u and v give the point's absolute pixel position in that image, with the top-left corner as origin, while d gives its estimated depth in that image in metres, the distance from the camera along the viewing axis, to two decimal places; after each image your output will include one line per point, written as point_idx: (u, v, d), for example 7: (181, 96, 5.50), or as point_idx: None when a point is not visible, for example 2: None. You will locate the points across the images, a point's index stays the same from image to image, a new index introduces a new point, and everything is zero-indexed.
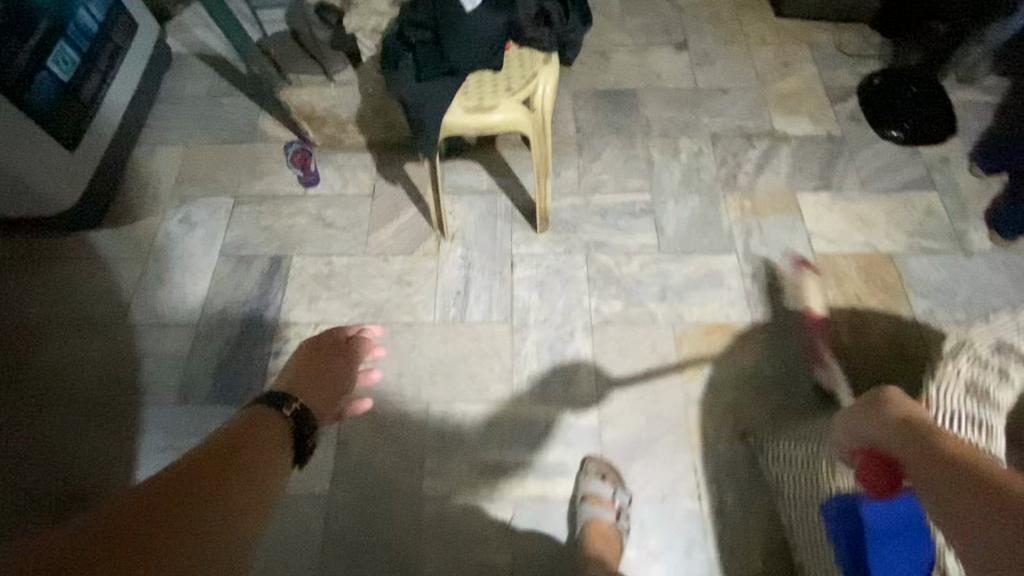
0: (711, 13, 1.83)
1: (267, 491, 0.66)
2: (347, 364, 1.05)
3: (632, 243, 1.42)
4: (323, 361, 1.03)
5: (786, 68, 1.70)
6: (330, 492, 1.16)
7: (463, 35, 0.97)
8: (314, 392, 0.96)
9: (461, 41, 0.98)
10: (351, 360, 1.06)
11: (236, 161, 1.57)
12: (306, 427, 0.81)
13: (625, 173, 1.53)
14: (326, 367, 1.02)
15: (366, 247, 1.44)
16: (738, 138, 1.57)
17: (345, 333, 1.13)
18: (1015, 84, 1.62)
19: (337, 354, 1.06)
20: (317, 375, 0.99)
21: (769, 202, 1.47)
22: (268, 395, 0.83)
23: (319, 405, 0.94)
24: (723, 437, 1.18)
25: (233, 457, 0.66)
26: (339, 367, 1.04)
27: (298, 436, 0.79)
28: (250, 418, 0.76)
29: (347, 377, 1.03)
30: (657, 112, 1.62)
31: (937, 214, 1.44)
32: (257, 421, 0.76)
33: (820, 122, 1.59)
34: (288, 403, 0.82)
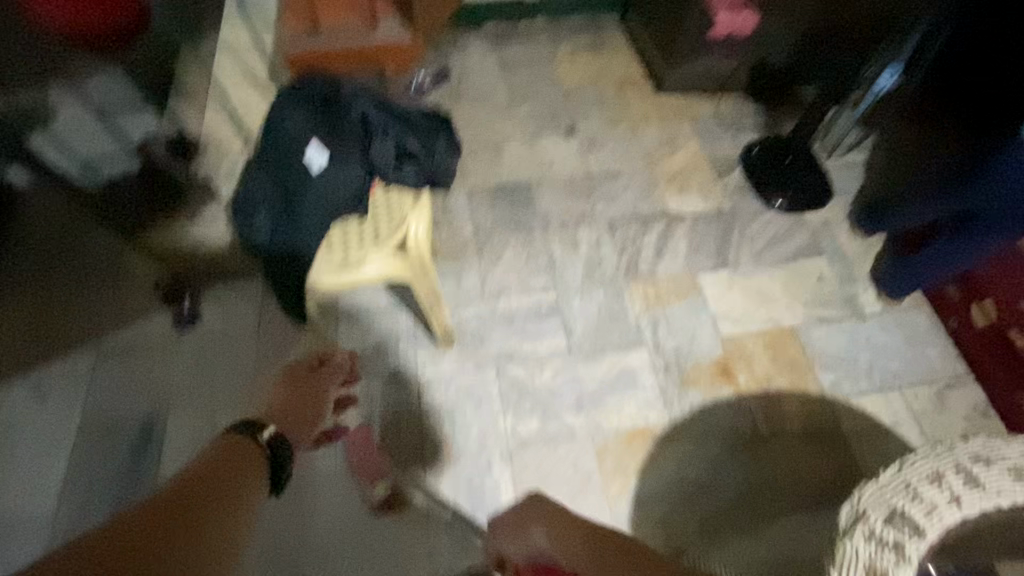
0: (596, 94, 1.86)
1: (247, 520, 0.66)
2: (326, 386, 1.10)
3: (541, 349, 1.37)
4: (305, 385, 1.08)
5: (671, 145, 1.74)
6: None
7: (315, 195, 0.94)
8: (296, 421, 1.01)
9: (311, 203, 0.96)
10: (327, 380, 1.11)
11: (97, 308, 1.39)
12: (282, 451, 0.83)
13: (528, 272, 1.49)
14: (304, 394, 1.06)
15: (254, 393, 1.30)
16: (634, 223, 1.58)
17: (318, 359, 1.16)
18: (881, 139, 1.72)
19: (316, 377, 1.10)
20: (299, 399, 1.05)
21: (672, 287, 1.47)
22: (238, 425, 0.83)
23: (302, 429, 1.02)
24: None
25: (207, 499, 0.63)
26: (319, 390, 1.08)
27: (276, 461, 0.82)
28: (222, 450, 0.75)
29: (324, 398, 1.08)
30: (553, 204, 1.61)
31: (828, 280, 1.49)
32: (235, 453, 0.76)
33: (709, 197, 1.63)
34: (263, 430, 0.82)
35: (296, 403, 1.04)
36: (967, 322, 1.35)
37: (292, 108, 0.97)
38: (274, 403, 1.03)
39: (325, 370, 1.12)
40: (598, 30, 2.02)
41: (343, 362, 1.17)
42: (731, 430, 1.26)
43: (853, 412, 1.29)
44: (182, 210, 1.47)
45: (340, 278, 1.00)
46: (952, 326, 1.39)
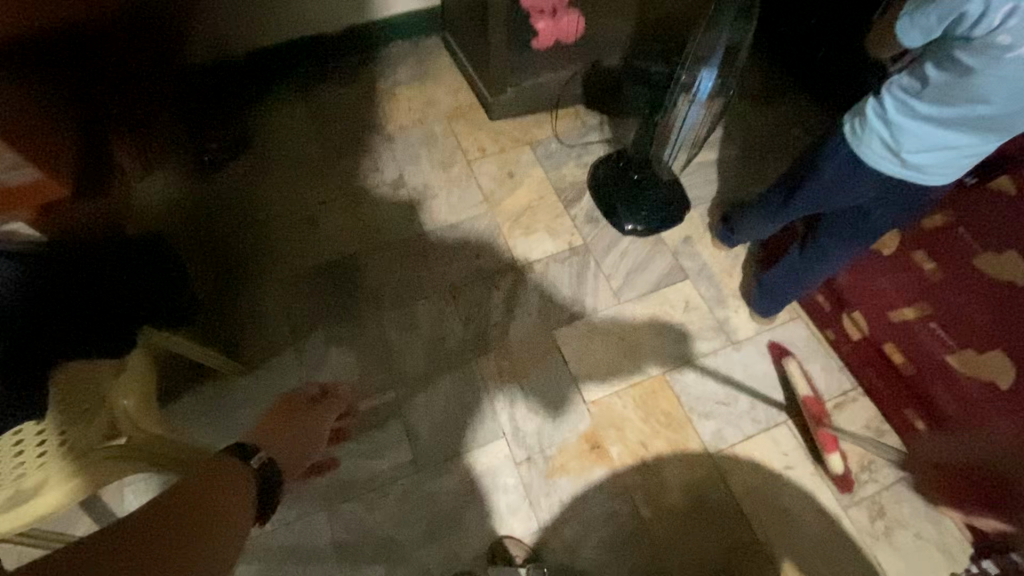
0: (424, 133, 1.63)
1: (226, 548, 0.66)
2: (320, 422, 1.04)
3: (382, 469, 1.14)
4: (294, 414, 1.03)
5: (511, 179, 1.55)
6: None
7: None
8: (289, 447, 0.98)
9: None
10: (327, 415, 1.05)
11: None
12: (273, 476, 0.85)
13: (360, 371, 1.25)
14: (302, 423, 1.01)
15: None
16: (478, 281, 1.37)
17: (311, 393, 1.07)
18: (737, 130, 1.55)
19: (314, 411, 1.04)
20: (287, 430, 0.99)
21: (527, 354, 1.27)
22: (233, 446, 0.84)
23: (290, 453, 0.97)
24: None
25: (198, 506, 0.66)
26: (317, 420, 1.03)
27: (264, 490, 0.83)
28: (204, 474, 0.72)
29: (320, 431, 1.03)
30: (383, 279, 1.38)
31: (697, 307, 1.33)
32: (219, 475, 0.73)
33: (559, 235, 1.44)
34: (256, 455, 0.84)
35: (286, 436, 0.98)
36: (843, 332, 1.22)
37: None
38: (268, 430, 0.98)
39: (320, 406, 1.05)
40: (419, 56, 1.78)
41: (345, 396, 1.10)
42: (608, 519, 1.10)
43: (738, 462, 1.16)
44: None
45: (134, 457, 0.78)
46: (831, 337, 1.26)
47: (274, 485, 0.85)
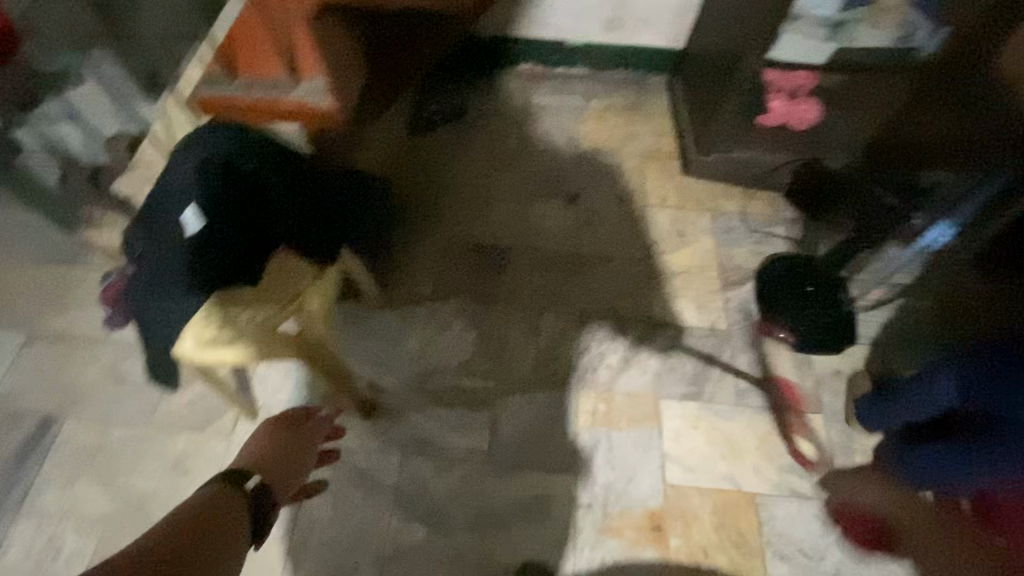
0: (616, 162, 1.67)
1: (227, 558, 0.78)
2: (312, 441, 1.06)
3: (457, 447, 1.22)
4: (287, 432, 1.05)
5: (681, 237, 1.53)
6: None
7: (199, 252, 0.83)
8: (284, 469, 0.98)
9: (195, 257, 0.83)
10: (314, 438, 1.07)
11: (43, 290, 1.38)
12: (265, 501, 0.91)
13: (473, 353, 1.33)
14: (288, 445, 1.03)
15: (150, 417, 1.23)
16: (609, 320, 1.39)
17: (306, 411, 1.11)
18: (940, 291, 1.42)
19: (302, 434, 1.05)
20: (282, 453, 1.01)
21: (627, 409, 1.27)
22: (233, 470, 0.92)
23: (282, 476, 0.98)
24: None
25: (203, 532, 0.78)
26: (305, 444, 1.05)
27: (258, 509, 0.89)
28: (213, 496, 0.85)
29: (310, 452, 1.05)
30: (525, 279, 1.44)
31: (819, 446, 1.24)
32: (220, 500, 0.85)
33: (704, 310, 1.41)
34: (250, 479, 0.92)
35: (277, 462, 0.99)
36: None
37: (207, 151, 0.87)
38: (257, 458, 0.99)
39: (312, 424, 1.07)
40: (640, 91, 1.83)
41: (330, 414, 1.13)
42: None
43: None
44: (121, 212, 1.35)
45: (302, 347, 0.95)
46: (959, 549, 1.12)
47: (264, 506, 0.90)
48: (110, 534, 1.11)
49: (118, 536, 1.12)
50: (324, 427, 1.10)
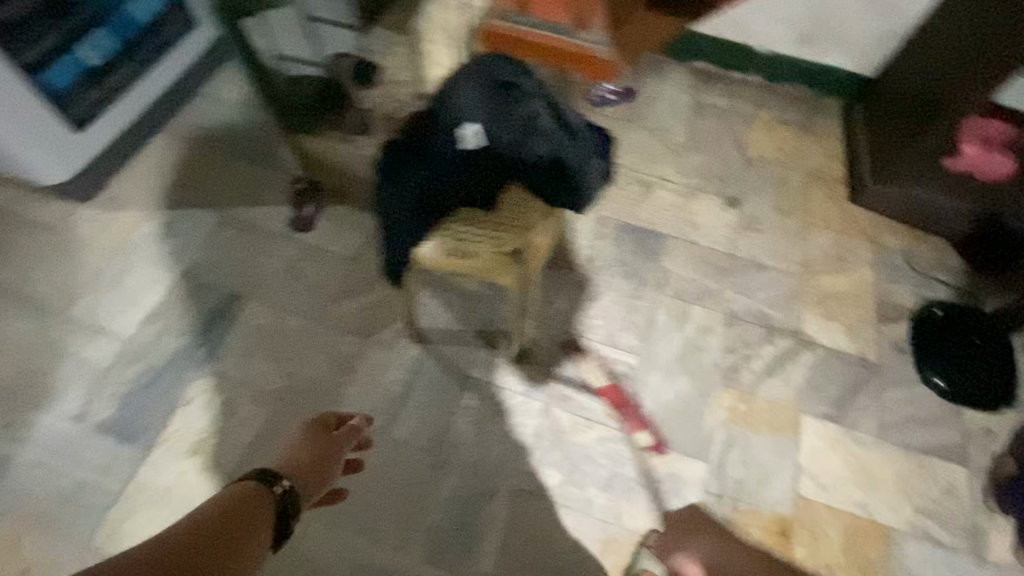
0: (781, 174, 1.66)
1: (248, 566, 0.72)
2: (341, 449, 0.99)
3: (597, 410, 1.25)
4: (322, 437, 0.98)
5: (839, 263, 1.51)
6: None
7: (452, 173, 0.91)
8: (312, 478, 0.93)
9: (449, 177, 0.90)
10: (343, 446, 1.00)
11: (242, 182, 1.52)
12: (291, 505, 0.84)
13: (620, 326, 1.36)
14: (315, 455, 0.95)
15: (323, 316, 1.34)
16: (757, 326, 1.38)
17: (337, 416, 1.04)
18: None
19: (331, 440, 0.98)
20: (313, 456, 0.95)
21: (766, 415, 1.27)
22: (258, 471, 0.85)
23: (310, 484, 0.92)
24: None
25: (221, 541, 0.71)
26: (334, 450, 0.98)
27: (282, 514, 0.82)
28: (235, 495, 0.79)
29: (338, 458, 0.98)
30: (679, 268, 1.45)
31: (957, 497, 1.22)
32: (239, 500, 0.78)
33: (855, 339, 1.40)
34: (278, 482, 0.85)
35: (306, 461, 0.94)
36: None
37: (470, 77, 0.91)
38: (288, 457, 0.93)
39: (342, 433, 1.00)
40: (813, 110, 1.80)
41: (365, 422, 1.05)
42: None
43: None
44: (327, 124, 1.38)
45: (518, 275, 1.04)
46: None
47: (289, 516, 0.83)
48: (281, 409, 1.22)
49: (285, 413, 1.22)
50: (357, 436, 1.03)
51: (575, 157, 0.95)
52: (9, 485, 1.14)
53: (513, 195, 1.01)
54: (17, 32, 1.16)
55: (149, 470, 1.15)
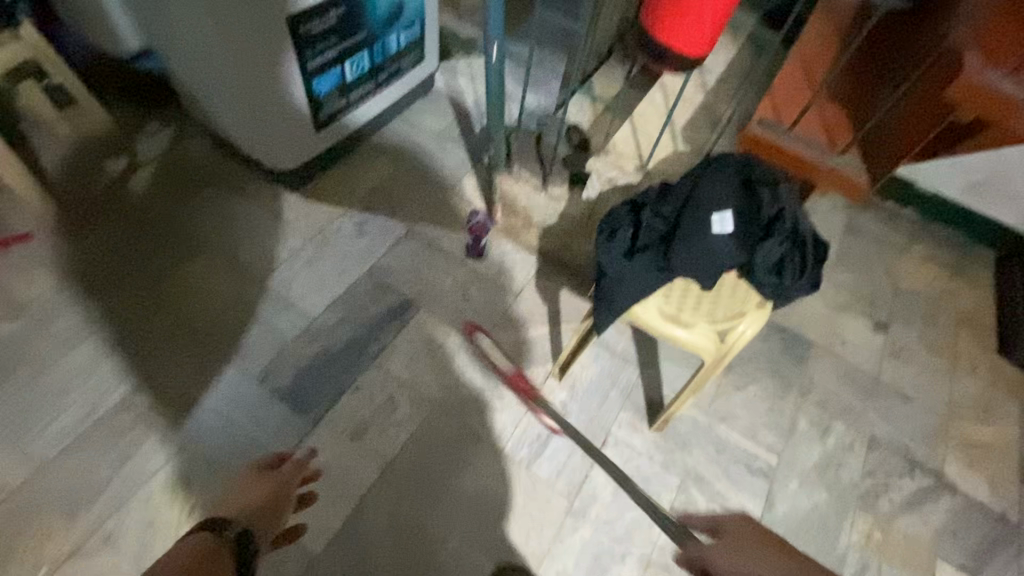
0: (929, 311, 1.68)
1: None
2: (292, 482, 1.03)
3: (732, 500, 1.27)
4: (260, 478, 1.03)
5: (986, 413, 1.50)
6: None
7: (693, 249, 0.95)
8: (263, 515, 0.94)
9: (689, 254, 0.96)
10: (291, 481, 1.04)
11: (429, 202, 1.67)
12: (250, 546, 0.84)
13: (761, 422, 1.38)
14: (270, 492, 0.99)
15: (484, 340, 1.42)
16: (899, 457, 1.38)
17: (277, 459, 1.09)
18: None
19: (278, 477, 1.03)
20: (255, 500, 0.96)
21: (900, 551, 1.26)
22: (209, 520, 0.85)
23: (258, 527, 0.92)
24: None
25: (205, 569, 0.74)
26: (284, 491, 1.01)
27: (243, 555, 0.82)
28: (197, 544, 0.78)
29: (290, 487, 1.02)
30: (823, 379, 1.48)
31: None
32: (199, 553, 0.76)
33: (999, 495, 1.36)
34: (231, 526, 0.85)
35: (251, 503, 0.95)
36: None
37: (724, 172, 0.99)
38: (242, 500, 0.95)
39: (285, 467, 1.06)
40: (965, 255, 1.82)
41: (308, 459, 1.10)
42: None
43: None
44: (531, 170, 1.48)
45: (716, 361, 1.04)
46: None
47: (250, 556, 0.83)
48: (436, 418, 1.28)
49: (437, 423, 1.28)
50: (298, 471, 1.06)
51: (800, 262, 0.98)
52: (189, 426, 1.23)
53: (731, 282, 1.04)
54: (311, 42, 1.32)
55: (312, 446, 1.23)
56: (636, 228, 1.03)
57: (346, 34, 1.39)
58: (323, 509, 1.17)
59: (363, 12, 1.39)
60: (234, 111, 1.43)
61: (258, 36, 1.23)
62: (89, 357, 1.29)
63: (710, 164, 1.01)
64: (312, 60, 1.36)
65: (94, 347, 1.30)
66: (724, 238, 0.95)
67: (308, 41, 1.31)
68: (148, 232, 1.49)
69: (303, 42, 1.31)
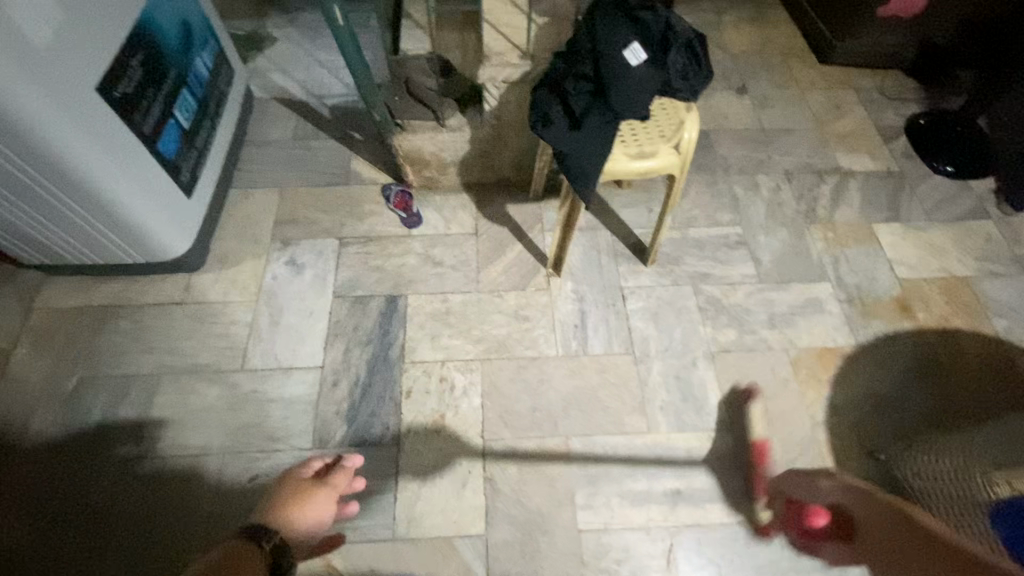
0: (764, 60, 1.98)
1: None
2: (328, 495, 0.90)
3: (734, 274, 1.49)
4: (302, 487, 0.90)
5: (839, 110, 1.86)
6: (502, 548, 1.14)
7: (625, 86, 1.05)
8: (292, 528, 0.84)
9: (625, 94, 1.05)
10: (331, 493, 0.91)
11: (338, 204, 1.59)
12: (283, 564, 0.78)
13: (714, 208, 1.60)
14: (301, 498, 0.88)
15: (479, 284, 1.46)
16: (810, 174, 1.69)
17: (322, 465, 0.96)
18: None
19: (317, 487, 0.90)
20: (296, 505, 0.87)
21: (850, 233, 1.58)
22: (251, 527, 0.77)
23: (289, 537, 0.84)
24: (855, 445, 1.26)
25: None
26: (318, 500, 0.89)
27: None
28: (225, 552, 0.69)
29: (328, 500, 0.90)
30: (731, 151, 1.73)
31: (997, 241, 1.58)
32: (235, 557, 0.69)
33: (879, 159, 1.74)
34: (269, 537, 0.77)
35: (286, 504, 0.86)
36: None
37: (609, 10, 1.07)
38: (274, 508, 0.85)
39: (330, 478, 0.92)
40: (759, 4, 2.14)
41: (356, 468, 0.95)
42: (917, 357, 1.36)
43: None
44: (418, 118, 1.47)
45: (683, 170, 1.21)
46: None
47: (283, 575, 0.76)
48: (489, 367, 1.33)
49: (493, 371, 1.33)
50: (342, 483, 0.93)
51: (700, 54, 1.13)
52: None
53: (659, 105, 1.20)
54: (132, 104, 1.15)
55: (407, 459, 1.23)
56: (567, 102, 1.11)
57: (157, 80, 1.23)
58: (456, 499, 1.19)
59: (159, 48, 1.23)
60: (95, 228, 1.22)
61: (87, 129, 1.04)
62: (127, 550, 1.13)
63: (591, 10, 1.09)
64: (146, 123, 1.19)
65: (123, 534, 1.14)
66: (640, 68, 1.05)
67: (130, 107, 1.14)
68: (82, 401, 1.28)
69: (125, 108, 1.13)
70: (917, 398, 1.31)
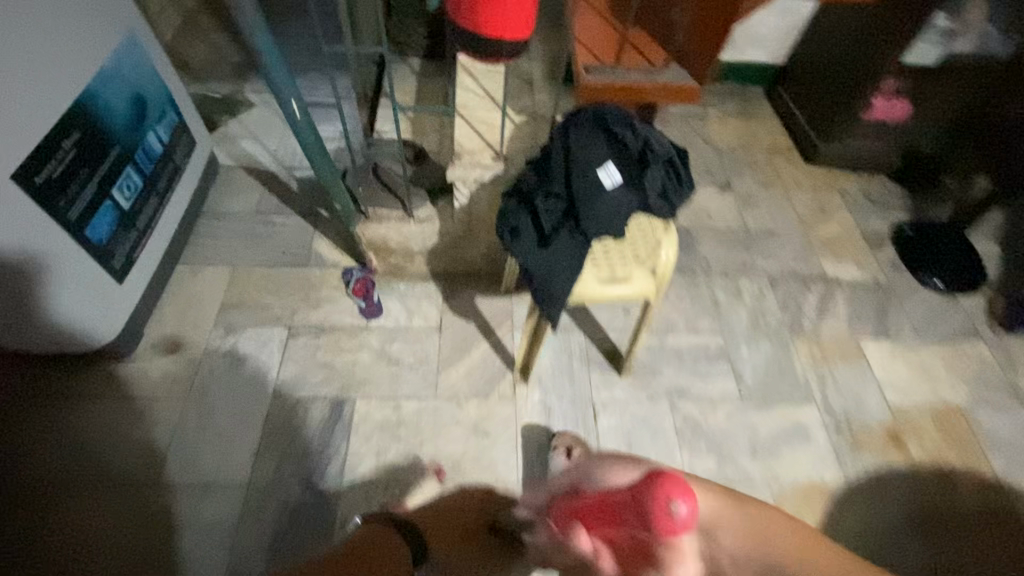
0: (748, 156, 1.95)
1: None
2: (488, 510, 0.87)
3: (714, 391, 1.38)
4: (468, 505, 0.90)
5: (824, 213, 1.82)
6: None
7: (599, 208, 0.96)
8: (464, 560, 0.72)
9: (598, 215, 0.97)
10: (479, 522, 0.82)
11: (294, 288, 1.48)
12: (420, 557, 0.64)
13: (695, 314, 1.51)
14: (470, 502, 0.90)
15: (436, 389, 1.33)
16: (795, 281, 1.62)
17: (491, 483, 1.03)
18: None
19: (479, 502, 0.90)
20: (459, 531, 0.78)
21: (837, 349, 1.49)
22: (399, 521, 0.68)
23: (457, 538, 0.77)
24: None
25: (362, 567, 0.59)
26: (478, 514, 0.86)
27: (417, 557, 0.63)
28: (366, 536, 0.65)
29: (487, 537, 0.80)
30: (714, 252, 1.66)
31: (989, 365, 1.50)
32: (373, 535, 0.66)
33: (865, 268, 1.68)
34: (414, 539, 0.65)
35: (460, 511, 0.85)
36: None
37: (583, 125, 1.00)
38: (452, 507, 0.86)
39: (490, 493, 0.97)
40: (745, 99, 2.14)
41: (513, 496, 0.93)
42: (910, 503, 1.25)
43: None
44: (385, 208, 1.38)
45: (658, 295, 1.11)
46: None
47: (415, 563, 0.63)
48: (440, 492, 1.19)
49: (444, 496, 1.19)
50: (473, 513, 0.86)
51: (680, 168, 1.06)
52: None
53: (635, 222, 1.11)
54: (58, 187, 1.04)
55: None
56: (537, 215, 1.02)
57: (94, 160, 1.12)
58: None
59: (101, 126, 1.14)
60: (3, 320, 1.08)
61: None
62: None
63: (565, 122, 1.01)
64: (77, 206, 1.08)
65: None
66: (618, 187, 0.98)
67: (55, 191, 1.03)
68: None
69: (48, 193, 1.02)
70: (912, 555, 1.18)
